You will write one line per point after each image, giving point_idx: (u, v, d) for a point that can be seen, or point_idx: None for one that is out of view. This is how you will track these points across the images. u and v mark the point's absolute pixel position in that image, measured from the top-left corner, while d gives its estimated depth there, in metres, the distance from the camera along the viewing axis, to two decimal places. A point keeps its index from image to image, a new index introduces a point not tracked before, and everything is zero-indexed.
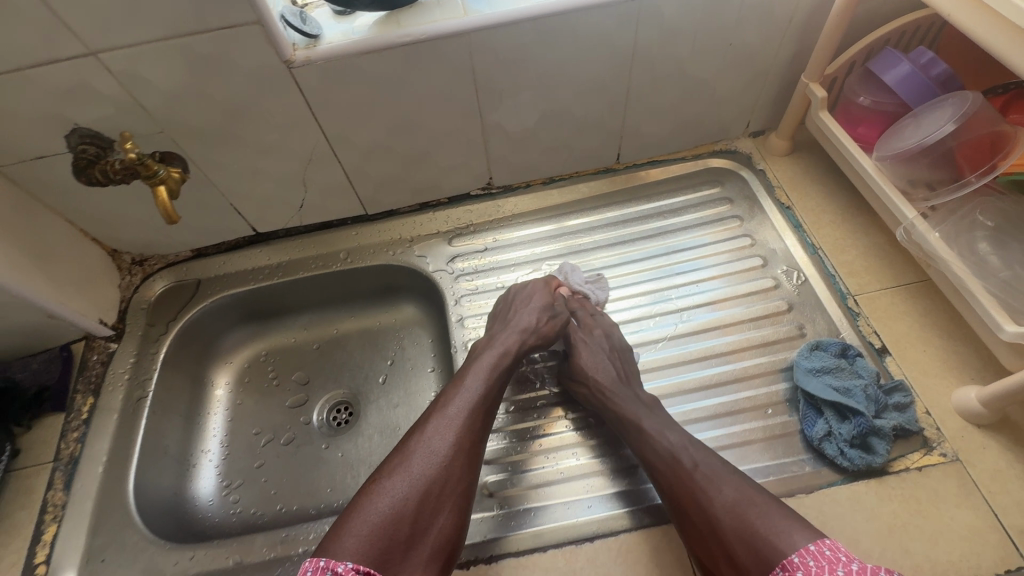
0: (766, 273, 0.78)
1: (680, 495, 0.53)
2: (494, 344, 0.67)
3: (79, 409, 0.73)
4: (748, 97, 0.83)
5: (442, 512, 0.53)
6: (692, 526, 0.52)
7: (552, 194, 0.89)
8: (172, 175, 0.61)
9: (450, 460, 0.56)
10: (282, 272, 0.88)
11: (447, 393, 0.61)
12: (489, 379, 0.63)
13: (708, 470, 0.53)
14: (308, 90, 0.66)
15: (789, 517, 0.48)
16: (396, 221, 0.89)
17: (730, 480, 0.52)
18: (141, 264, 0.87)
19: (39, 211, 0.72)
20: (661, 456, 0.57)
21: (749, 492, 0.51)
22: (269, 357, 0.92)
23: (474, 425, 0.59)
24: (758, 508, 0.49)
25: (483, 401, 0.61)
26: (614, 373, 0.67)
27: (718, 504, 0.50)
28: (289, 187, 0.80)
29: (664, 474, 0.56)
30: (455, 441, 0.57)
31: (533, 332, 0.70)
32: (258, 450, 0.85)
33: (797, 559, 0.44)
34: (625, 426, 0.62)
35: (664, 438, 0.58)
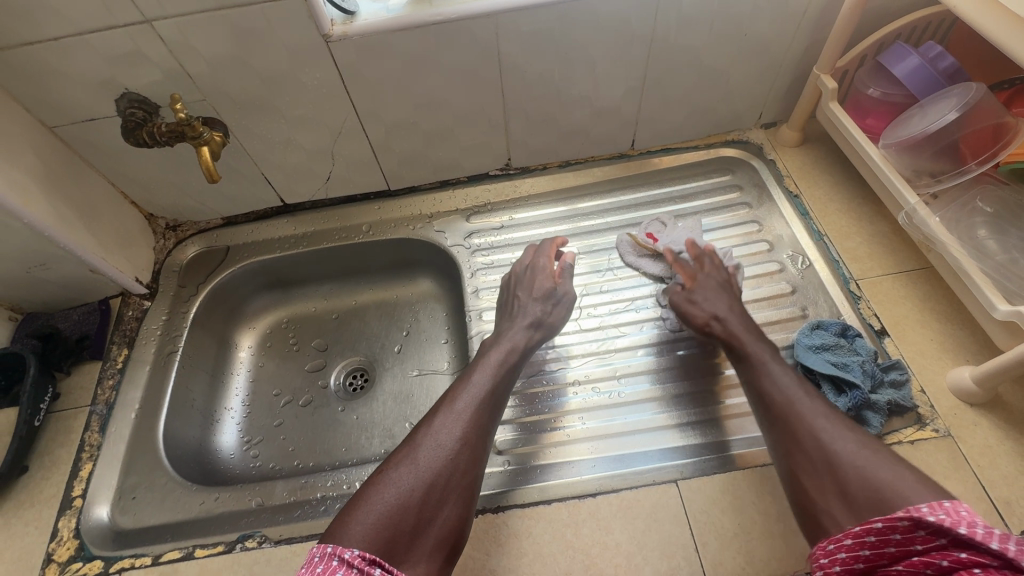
0: (772, 257, 0.81)
1: (792, 433, 0.55)
2: (500, 343, 0.70)
3: (114, 359, 0.78)
4: (761, 88, 0.86)
5: (447, 503, 0.55)
6: (801, 460, 0.53)
7: (568, 177, 0.93)
8: (214, 139, 0.66)
9: (456, 453, 0.57)
10: (307, 242, 0.92)
11: (455, 389, 0.64)
12: (494, 374, 0.66)
13: (826, 415, 0.55)
14: (342, 64, 0.71)
15: (904, 474, 0.48)
16: (416, 197, 0.93)
17: (848, 430, 0.53)
18: (174, 230, 0.92)
19: (85, 171, 0.77)
20: (777, 397, 0.58)
21: (863, 446, 0.52)
22: (290, 324, 0.97)
23: (480, 419, 0.61)
24: (876, 460, 0.50)
25: (490, 398, 0.64)
26: (734, 319, 0.68)
27: (840, 447, 0.52)
28: (318, 160, 0.84)
29: (777, 411, 0.57)
30: (461, 434, 0.59)
31: (536, 325, 0.73)
32: (278, 410, 0.89)
33: (913, 508, 0.44)
34: (745, 363, 0.63)
35: (783, 379, 0.59)
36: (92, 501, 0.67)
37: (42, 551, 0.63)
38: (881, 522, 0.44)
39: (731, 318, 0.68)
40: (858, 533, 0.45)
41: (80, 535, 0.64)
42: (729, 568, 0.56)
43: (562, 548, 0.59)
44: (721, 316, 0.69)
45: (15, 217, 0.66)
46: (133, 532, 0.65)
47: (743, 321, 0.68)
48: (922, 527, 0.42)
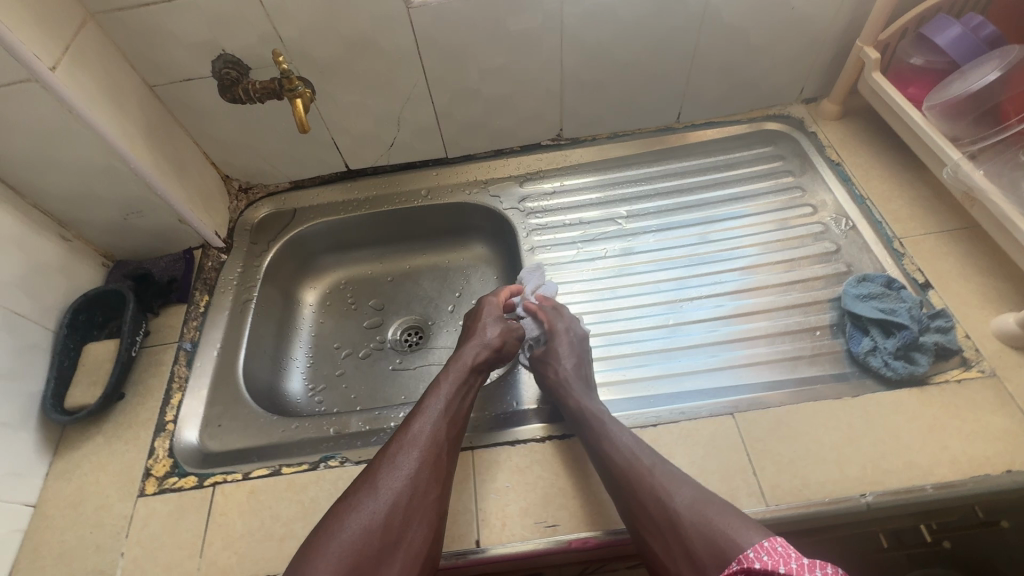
0: (815, 220, 0.85)
1: (637, 497, 0.56)
2: (452, 367, 0.70)
3: (197, 304, 0.84)
4: (805, 63, 0.90)
5: (412, 525, 0.55)
6: (647, 521, 0.55)
7: (615, 148, 0.97)
8: (307, 94, 0.72)
9: (416, 475, 0.58)
10: (369, 206, 0.97)
11: (411, 413, 0.64)
12: (452, 393, 0.66)
13: (666, 471, 0.57)
14: (419, 30, 0.76)
15: (746, 520, 0.51)
16: (472, 165, 0.98)
17: (682, 480, 0.56)
18: (246, 192, 0.98)
19: (176, 129, 0.84)
20: (620, 454, 0.59)
21: (723, 506, 0.53)
22: (349, 285, 1.02)
23: (439, 438, 0.62)
24: (712, 510, 0.53)
25: (448, 416, 0.64)
26: (573, 367, 0.70)
27: (677, 503, 0.54)
28: (385, 125, 0.90)
29: (620, 471, 0.58)
30: (420, 457, 0.60)
31: (488, 349, 0.73)
32: (339, 361, 0.94)
33: (754, 554, 0.47)
34: (588, 420, 0.63)
35: (622, 435, 0.61)
36: (181, 427, 0.72)
37: (140, 466, 0.68)
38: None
39: (573, 372, 0.69)
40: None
41: (174, 454, 0.69)
42: (788, 489, 0.60)
43: None
44: (568, 372, 0.69)
45: (125, 162, 0.72)
46: (222, 452, 0.70)
47: (579, 375, 0.69)
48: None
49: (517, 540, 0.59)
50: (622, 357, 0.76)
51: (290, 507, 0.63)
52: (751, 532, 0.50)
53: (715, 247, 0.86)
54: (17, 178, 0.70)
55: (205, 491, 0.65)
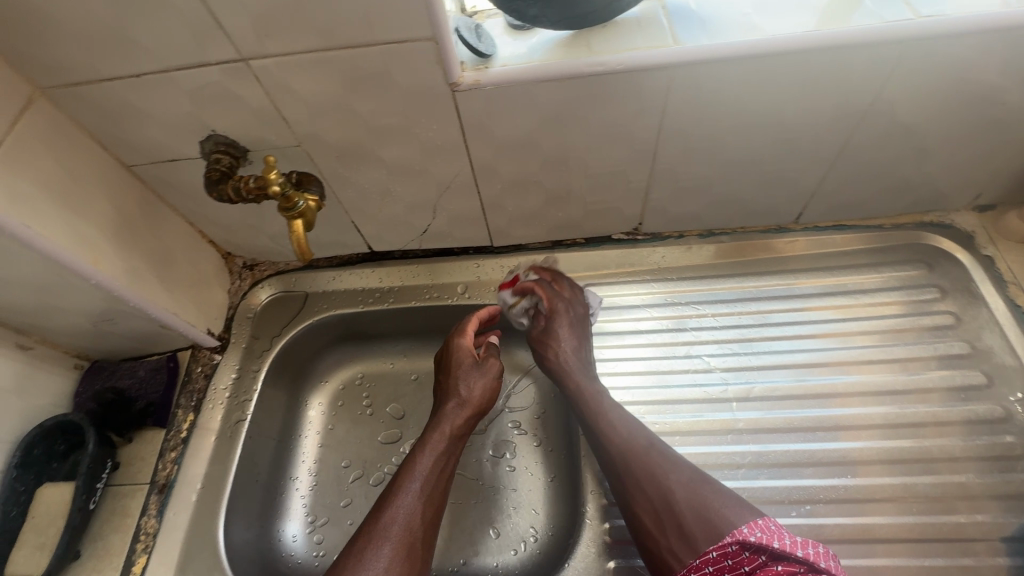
0: (988, 398, 0.62)
1: (631, 478, 0.56)
2: (427, 436, 0.63)
3: (179, 427, 0.69)
4: (993, 167, 0.65)
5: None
6: (642, 501, 0.54)
7: (708, 250, 0.75)
8: (310, 207, 0.54)
9: (387, 574, 0.52)
10: (393, 298, 0.80)
11: (383, 497, 0.58)
12: (428, 472, 0.60)
13: (662, 450, 0.57)
14: (467, 116, 0.57)
15: (736, 498, 0.51)
16: (522, 257, 0.79)
17: (670, 459, 0.56)
18: (251, 269, 0.82)
19: (163, 212, 0.68)
20: (616, 440, 0.59)
21: (712, 485, 0.53)
22: (366, 382, 0.86)
23: (412, 528, 0.56)
24: (706, 490, 0.52)
25: (425, 500, 0.58)
26: (573, 347, 0.68)
27: (672, 479, 0.54)
28: (417, 211, 0.72)
29: (617, 456, 0.58)
30: (393, 550, 0.54)
31: (467, 410, 0.66)
32: (346, 487, 0.78)
33: (748, 527, 0.47)
34: (585, 400, 0.64)
35: (615, 421, 0.60)
36: None
37: None
38: (715, 551, 0.47)
39: (573, 353, 0.68)
40: (699, 566, 0.47)
41: None
42: None
43: None
44: (570, 350, 0.68)
45: (84, 279, 0.57)
46: None
47: (580, 350, 0.68)
48: (748, 548, 0.45)
49: None
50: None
51: None
52: (742, 512, 0.49)
53: (839, 412, 0.64)
54: None
55: None
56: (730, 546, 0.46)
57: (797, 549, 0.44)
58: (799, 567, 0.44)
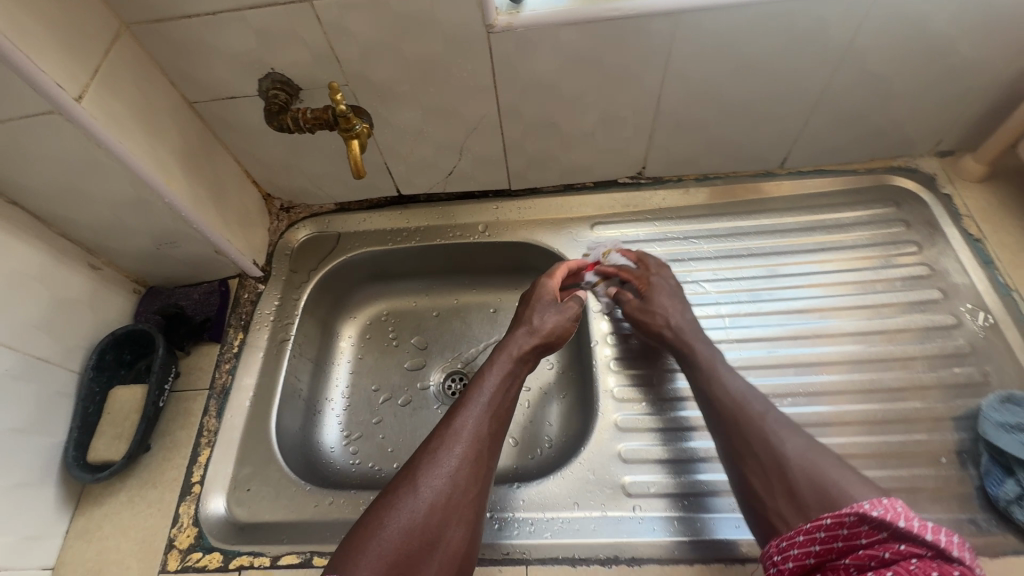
0: (944, 309, 0.71)
1: (743, 439, 0.57)
2: (497, 356, 0.66)
3: (230, 343, 0.77)
4: (951, 114, 0.74)
5: (454, 523, 0.54)
6: (752, 461, 0.55)
7: (704, 192, 0.85)
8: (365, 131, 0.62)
9: (457, 472, 0.56)
10: (419, 237, 0.88)
11: (454, 406, 0.62)
12: (495, 387, 0.63)
13: (778, 420, 0.57)
14: (497, 58, 0.65)
15: (858, 477, 0.51)
16: (537, 200, 0.87)
17: (791, 429, 0.56)
18: (287, 211, 0.90)
19: (219, 150, 0.75)
20: (728, 400, 0.60)
21: (835, 460, 0.53)
22: (391, 317, 0.94)
23: (482, 435, 0.59)
24: (824, 464, 0.53)
25: (491, 413, 0.61)
26: (686, 318, 0.69)
27: (789, 449, 0.54)
28: (445, 153, 0.80)
29: (728, 416, 0.59)
30: (463, 453, 0.58)
31: (539, 338, 0.69)
32: (377, 407, 0.87)
33: (872, 502, 0.45)
34: (697, 364, 0.65)
35: (731, 383, 0.61)
36: (208, 492, 0.66)
37: (164, 535, 0.63)
38: (829, 520, 0.46)
39: (681, 321, 0.69)
40: (810, 531, 0.48)
41: (199, 524, 0.64)
42: None
43: None
44: (678, 318, 0.69)
45: (160, 198, 0.64)
46: (252, 524, 0.65)
47: (691, 321, 0.69)
48: (867, 523, 0.44)
49: None
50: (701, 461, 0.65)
51: None
52: (866, 489, 0.50)
53: (818, 324, 0.73)
54: (41, 206, 0.62)
55: None
56: (848, 517, 0.45)
57: (926, 533, 0.42)
58: (925, 549, 0.42)
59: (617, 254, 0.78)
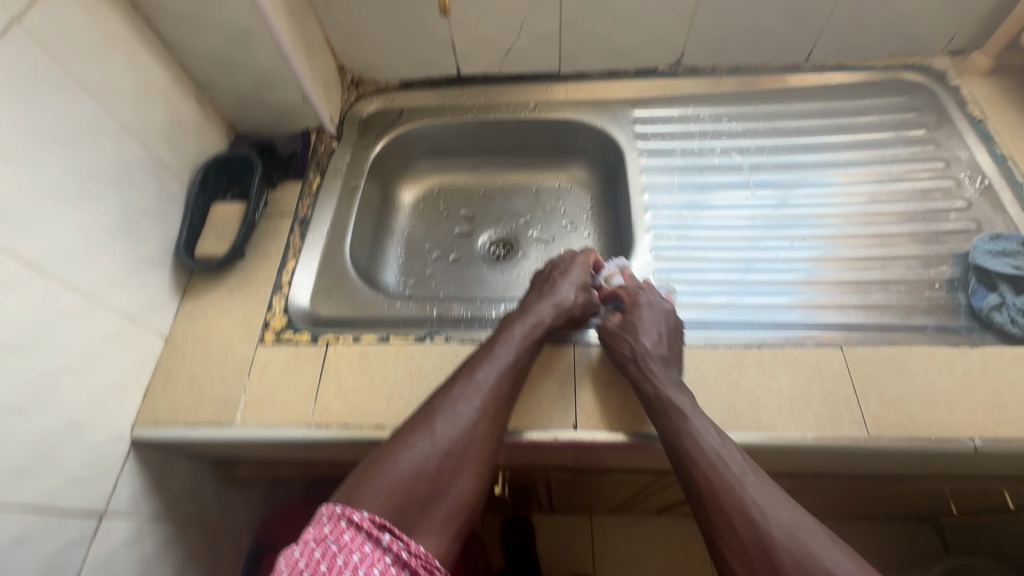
0: (946, 176, 0.81)
1: (724, 512, 0.51)
2: (524, 317, 0.66)
3: (309, 184, 0.87)
4: (964, 9, 0.83)
5: (466, 472, 0.56)
6: (730, 539, 0.50)
7: (735, 82, 0.94)
8: None
9: (473, 426, 0.58)
10: (475, 112, 0.97)
11: (475, 359, 0.62)
12: (520, 346, 0.64)
13: (757, 483, 0.52)
14: None
15: (852, 560, 0.47)
16: (584, 83, 0.97)
17: (779, 497, 0.51)
18: (357, 86, 1.00)
19: (308, 11, 0.85)
20: (704, 462, 0.53)
21: (829, 547, 0.48)
22: (442, 190, 1.04)
23: (500, 393, 0.60)
24: (813, 542, 0.48)
25: (513, 371, 0.62)
26: (665, 364, 0.62)
27: (774, 524, 0.49)
28: (506, 28, 0.89)
29: (703, 484, 0.53)
30: (480, 406, 0.59)
31: (565, 309, 0.68)
32: (429, 262, 0.97)
33: None
34: (664, 412, 0.58)
35: (709, 441, 0.55)
36: (295, 291, 0.76)
37: (260, 318, 0.73)
38: None
39: (652, 353, 0.62)
40: None
41: (289, 313, 0.74)
42: (892, 422, 0.59)
43: (727, 384, 0.63)
44: (651, 354, 0.62)
45: (268, 29, 0.74)
46: (335, 319, 0.75)
47: (666, 362, 0.62)
48: None
49: (612, 427, 0.63)
50: (722, 282, 0.76)
51: (399, 369, 0.68)
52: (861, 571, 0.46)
53: (832, 188, 0.84)
54: (168, 29, 0.72)
55: (319, 349, 0.70)
56: None
57: None
58: None
59: (620, 276, 0.74)
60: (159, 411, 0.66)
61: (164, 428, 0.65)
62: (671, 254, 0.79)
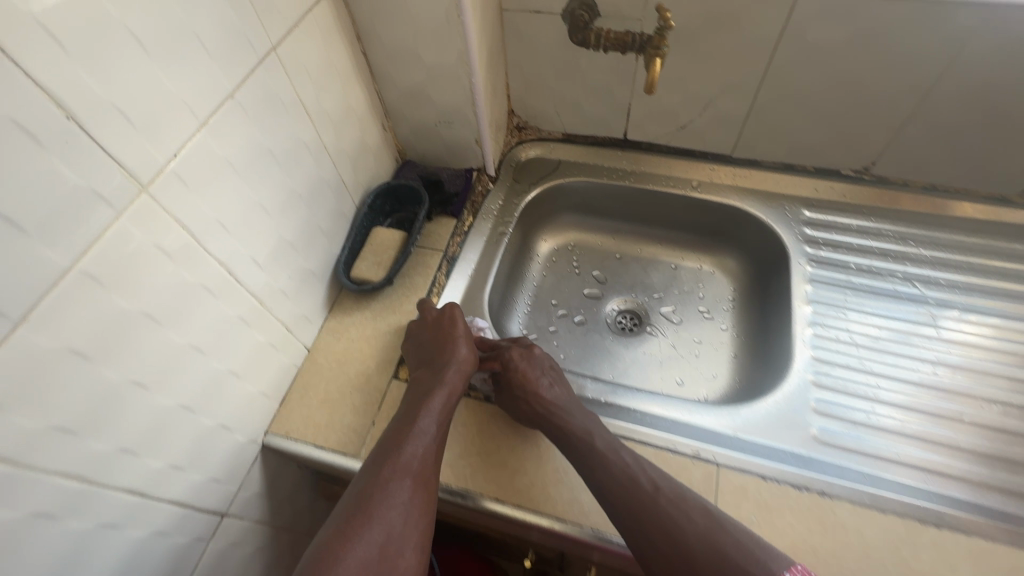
0: None
1: (645, 527, 0.54)
2: (440, 386, 0.64)
3: (462, 221, 0.87)
4: None
5: (409, 549, 0.53)
6: (658, 558, 0.53)
7: (929, 201, 0.85)
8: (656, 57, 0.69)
9: (410, 503, 0.55)
10: (633, 178, 0.95)
11: (398, 434, 0.60)
12: (442, 415, 0.62)
13: (671, 493, 0.56)
14: (794, 18, 0.71)
15: (768, 553, 0.51)
16: (754, 171, 0.92)
17: (688, 503, 0.55)
18: (519, 130, 1.01)
19: (499, 58, 0.87)
20: (620, 485, 0.57)
21: (747, 543, 0.52)
22: (577, 247, 1.02)
23: (430, 464, 0.59)
24: (728, 540, 0.52)
25: (437, 440, 0.61)
26: (570, 404, 0.66)
27: (691, 530, 0.53)
28: (689, 105, 0.86)
29: (622, 506, 0.56)
30: (413, 484, 0.56)
31: (467, 365, 0.68)
32: (554, 319, 0.95)
33: None
34: (579, 444, 0.61)
35: (621, 459, 0.59)
36: None
37: (397, 351, 0.73)
38: None
39: (557, 396, 0.66)
40: None
41: None
42: None
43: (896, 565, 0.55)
44: (558, 396, 0.66)
45: (469, 75, 0.75)
46: None
47: (570, 399, 0.67)
48: None
49: None
50: (893, 433, 0.66)
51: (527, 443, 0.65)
52: (780, 557, 0.51)
53: None
54: (379, 61, 0.76)
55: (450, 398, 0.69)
56: None
57: None
58: None
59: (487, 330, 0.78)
60: (291, 424, 0.68)
61: (294, 442, 0.67)
62: (836, 384, 0.71)
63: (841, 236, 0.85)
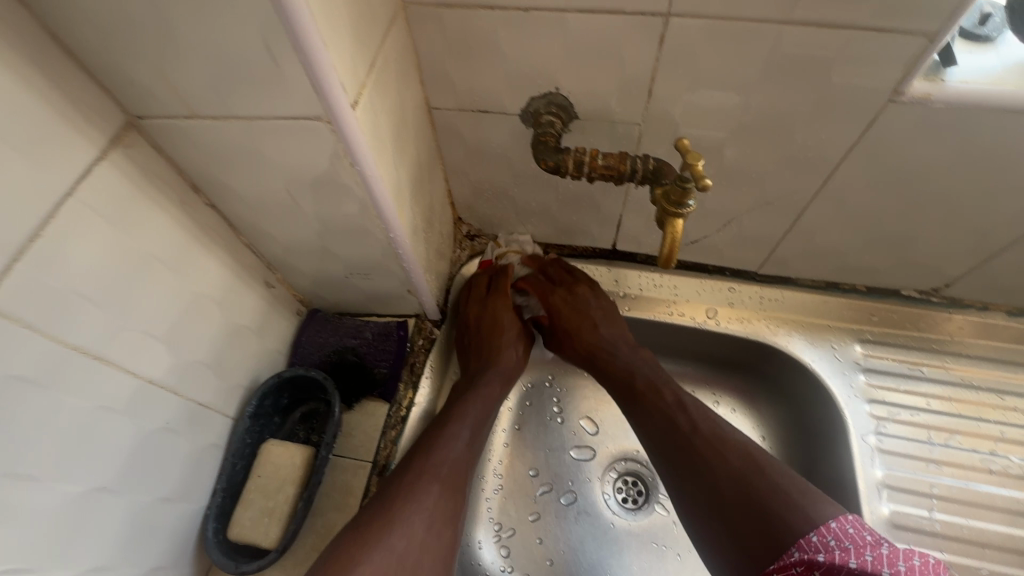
0: None
1: (697, 452, 0.51)
2: (477, 394, 0.59)
3: (399, 404, 0.61)
4: None
5: (435, 551, 0.45)
6: (707, 485, 0.50)
7: (1016, 333, 0.65)
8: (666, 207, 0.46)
9: (438, 508, 0.47)
10: (630, 305, 0.70)
11: (426, 440, 0.53)
12: (477, 417, 0.56)
13: (716, 428, 0.53)
14: (874, 131, 0.47)
15: (809, 491, 0.46)
16: (789, 293, 0.69)
17: (734, 441, 0.51)
18: (472, 240, 0.74)
19: (433, 167, 0.60)
20: (660, 428, 0.55)
21: (786, 478, 0.47)
22: (557, 383, 0.77)
23: (462, 472, 0.51)
24: (769, 468, 0.48)
25: (472, 448, 0.54)
26: (624, 348, 0.64)
27: (734, 460, 0.50)
28: (705, 220, 0.62)
29: (667, 442, 0.54)
30: (442, 486, 0.49)
31: (512, 372, 0.64)
32: (535, 500, 0.70)
33: (819, 540, 0.42)
34: (626, 397, 0.60)
35: (672, 396, 0.57)
36: None
37: None
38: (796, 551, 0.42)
39: (608, 342, 0.64)
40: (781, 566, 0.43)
41: None
42: None
43: None
44: (609, 342, 0.64)
45: (384, 229, 0.49)
46: None
47: (626, 344, 0.64)
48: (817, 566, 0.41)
49: None
50: None
51: None
52: (825, 502, 0.45)
53: None
54: (240, 214, 0.48)
55: None
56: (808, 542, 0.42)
57: (881, 564, 0.39)
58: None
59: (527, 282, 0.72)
60: None
61: None
62: None
63: (913, 395, 0.64)
